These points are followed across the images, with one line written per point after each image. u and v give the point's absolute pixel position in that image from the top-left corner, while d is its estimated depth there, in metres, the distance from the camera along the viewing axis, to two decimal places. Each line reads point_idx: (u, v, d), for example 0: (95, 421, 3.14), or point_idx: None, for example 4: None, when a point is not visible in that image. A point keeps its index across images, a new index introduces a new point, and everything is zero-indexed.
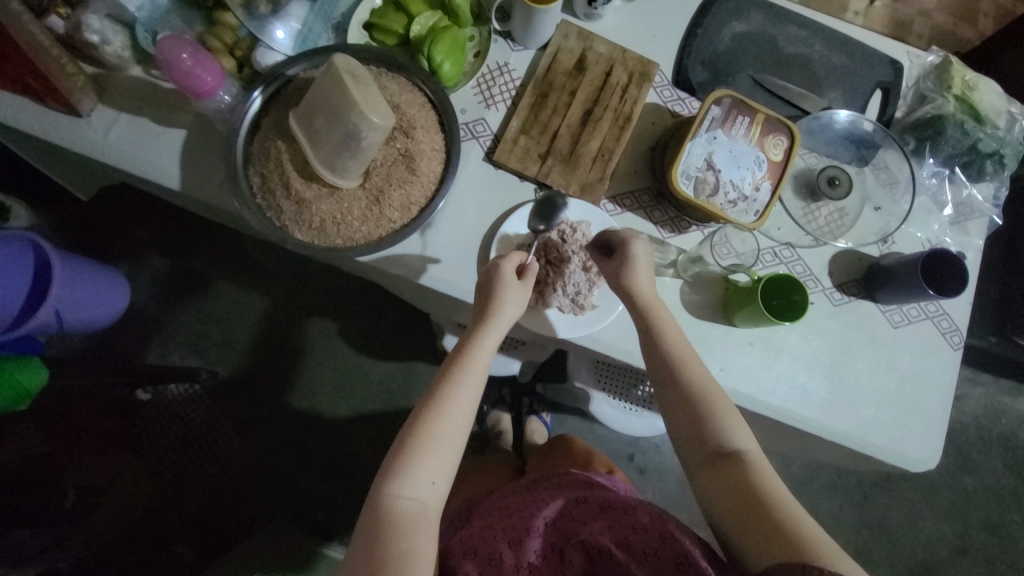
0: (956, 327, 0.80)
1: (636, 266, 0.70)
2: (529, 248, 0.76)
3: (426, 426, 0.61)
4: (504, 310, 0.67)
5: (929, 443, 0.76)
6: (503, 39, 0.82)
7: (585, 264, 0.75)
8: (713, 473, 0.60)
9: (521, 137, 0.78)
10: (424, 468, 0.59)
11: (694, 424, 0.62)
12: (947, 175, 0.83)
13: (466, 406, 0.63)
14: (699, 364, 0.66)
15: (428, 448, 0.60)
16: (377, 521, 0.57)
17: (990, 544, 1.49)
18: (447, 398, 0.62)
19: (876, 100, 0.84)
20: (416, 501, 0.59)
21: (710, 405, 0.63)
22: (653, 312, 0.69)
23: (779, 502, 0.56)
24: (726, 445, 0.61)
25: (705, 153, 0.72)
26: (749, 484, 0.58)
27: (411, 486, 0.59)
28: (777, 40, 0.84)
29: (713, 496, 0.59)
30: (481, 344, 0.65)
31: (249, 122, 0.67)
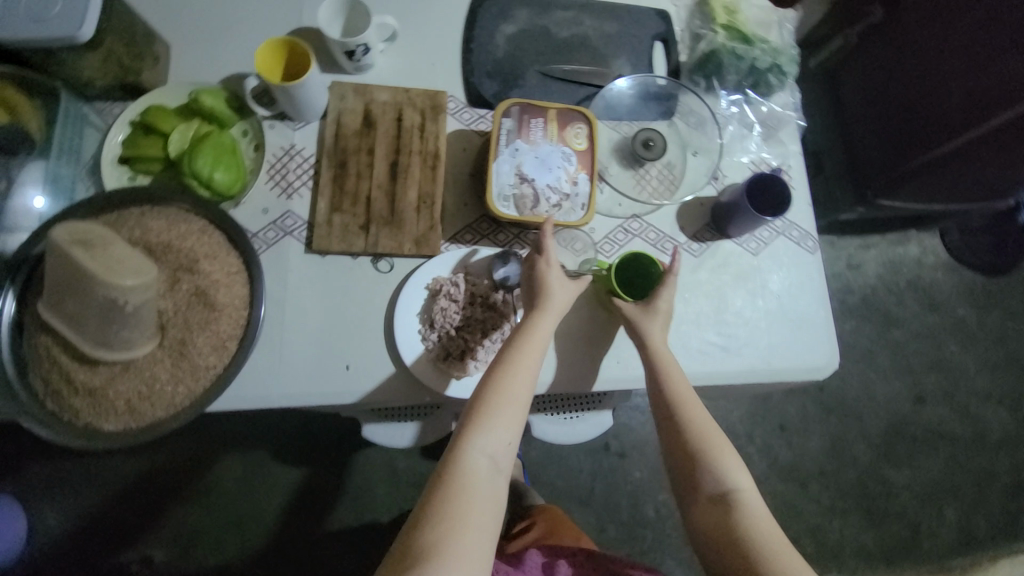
0: (806, 232, 0.83)
1: (657, 318, 0.70)
2: (433, 330, 0.72)
3: (502, 384, 0.61)
4: (563, 291, 0.67)
5: (824, 349, 0.79)
6: (279, 121, 0.76)
7: (494, 302, 0.73)
8: (709, 507, 0.62)
9: (334, 215, 0.73)
10: (499, 426, 0.59)
11: (693, 460, 0.64)
12: (744, 99, 0.86)
13: (536, 362, 0.63)
14: (691, 397, 0.66)
15: (500, 407, 0.60)
16: (447, 474, 0.56)
17: (938, 380, 1.61)
18: (518, 362, 0.62)
19: (660, 52, 0.87)
20: (488, 460, 0.58)
21: (707, 437, 0.64)
22: (659, 356, 0.68)
23: (770, 547, 0.57)
24: (723, 481, 0.62)
25: (514, 168, 0.69)
26: (740, 524, 0.59)
27: (485, 444, 0.58)
28: (549, 29, 0.84)
29: (701, 529, 0.62)
30: (543, 318, 0.65)
31: (8, 326, 0.57)
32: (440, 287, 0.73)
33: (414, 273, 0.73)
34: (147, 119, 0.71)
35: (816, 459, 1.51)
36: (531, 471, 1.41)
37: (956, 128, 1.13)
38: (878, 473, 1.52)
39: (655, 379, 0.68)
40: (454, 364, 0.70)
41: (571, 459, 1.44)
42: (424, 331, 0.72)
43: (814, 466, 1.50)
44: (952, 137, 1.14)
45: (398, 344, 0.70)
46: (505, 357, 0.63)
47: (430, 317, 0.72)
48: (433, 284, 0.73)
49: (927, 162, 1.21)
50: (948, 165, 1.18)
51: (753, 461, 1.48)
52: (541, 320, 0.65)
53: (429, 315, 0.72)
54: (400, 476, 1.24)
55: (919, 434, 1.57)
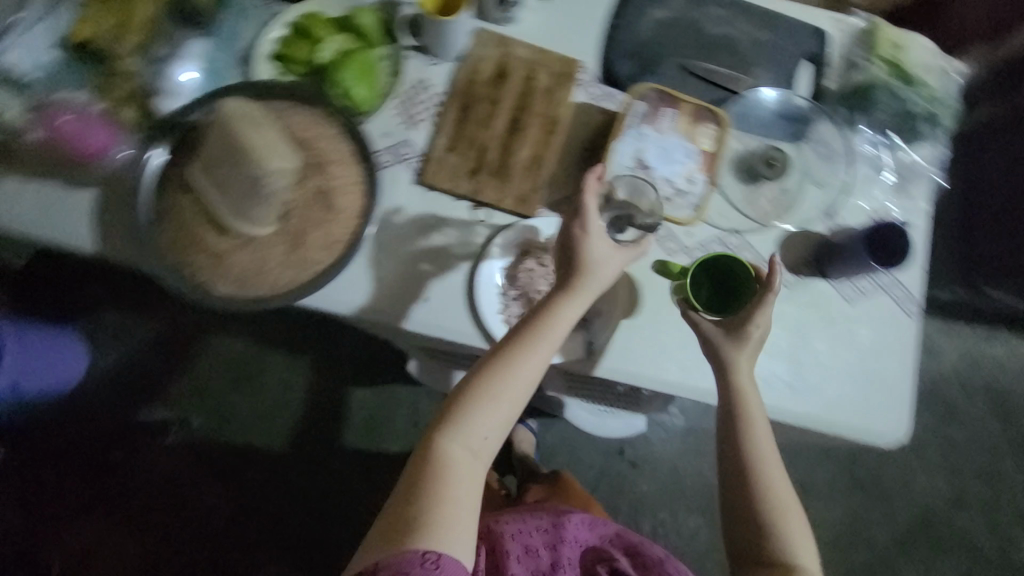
0: (909, 294, 0.79)
1: (746, 352, 0.66)
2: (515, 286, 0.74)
3: (494, 378, 0.59)
4: (590, 278, 0.61)
5: (895, 416, 0.76)
6: (419, 54, 0.79)
7: None
8: (766, 573, 0.60)
9: (449, 154, 0.76)
10: (484, 420, 0.58)
11: (762, 525, 0.62)
12: (885, 143, 0.81)
13: (538, 360, 0.60)
14: (760, 422, 0.65)
15: (490, 402, 0.58)
16: (426, 464, 0.56)
17: (985, 491, 1.51)
18: (517, 358, 0.59)
19: (807, 72, 0.83)
20: (470, 453, 0.57)
21: (779, 501, 0.63)
22: (746, 402, 0.65)
23: None
24: (784, 550, 0.61)
25: (635, 151, 0.70)
26: None
27: (467, 437, 0.57)
28: (700, 23, 0.82)
29: (737, 541, 0.63)
30: (558, 313, 0.60)
31: (152, 178, 0.62)
32: (531, 248, 0.75)
33: (508, 228, 0.75)
34: (306, 23, 0.75)
35: (829, 529, 1.45)
36: (542, 452, 1.44)
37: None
38: (890, 564, 1.45)
39: (739, 428, 0.64)
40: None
41: (583, 453, 1.45)
42: (504, 286, 0.74)
43: (825, 534, 1.45)
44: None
45: (476, 292, 0.73)
46: (513, 344, 0.60)
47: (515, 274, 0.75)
48: (524, 244, 0.75)
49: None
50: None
51: None
52: (567, 308, 0.60)
53: (513, 272, 0.75)
54: (423, 418, 1.30)
55: (947, 538, 1.48)
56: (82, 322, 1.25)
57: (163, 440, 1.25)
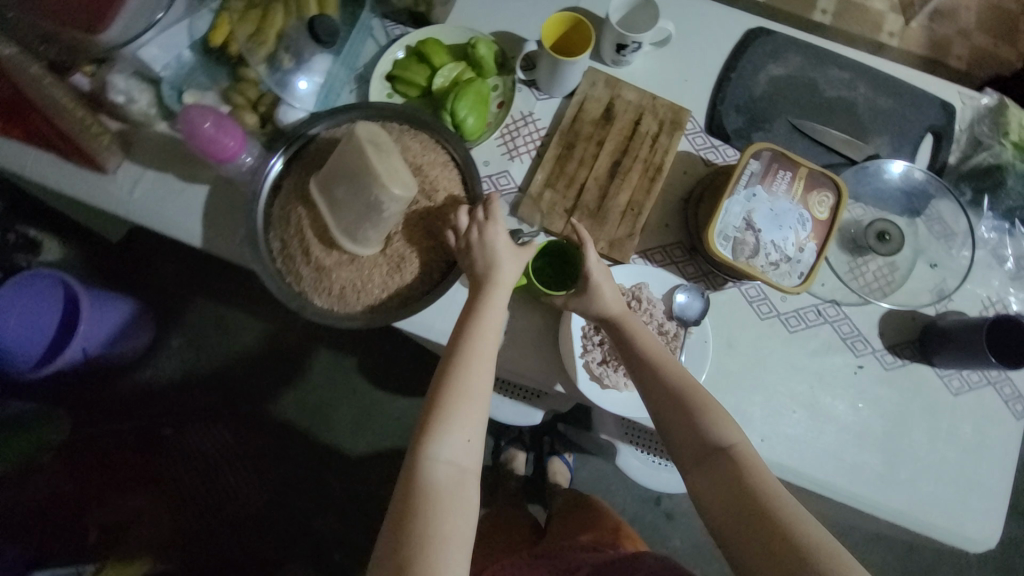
0: (1020, 394, 0.73)
1: (602, 281, 0.67)
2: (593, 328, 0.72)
3: (454, 383, 0.57)
4: (504, 269, 0.61)
5: (991, 524, 0.69)
6: (528, 88, 0.80)
7: (662, 324, 0.71)
8: (706, 473, 0.58)
9: (546, 190, 0.75)
10: (459, 426, 0.55)
11: (689, 430, 0.60)
12: (1007, 229, 0.76)
13: (486, 356, 0.59)
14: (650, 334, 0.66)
15: (461, 406, 0.56)
16: (413, 489, 0.53)
17: None
18: (466, 358, 0.58)
19: (927, 144, 0.79)
20: (455, 465, 0.54)
21: (688, 392, 0.61)
22: (625, 318, 0.66)
23: (776, 503, 0.54)
24: (713, 441, 0.59)
25: (744, 212, 0.67)
26: (739, 480, 0.56)
27: (446, 448, 0.54)
28: (817, 83, 0.80)
29: (708, 500, 0.57)
30: (489, 309, 0.60)
31: (269, 185, 0.65)
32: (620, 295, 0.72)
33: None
34: (425, 48, 0.77)
35: None
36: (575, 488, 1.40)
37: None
38: None
39: (627, 347, 0.65)
40: (607, 373, 0.70)
41: (617, 497, 1.40)
42: (587, 330, 0.72)
43: None
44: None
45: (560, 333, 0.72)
46: (460, 348, 0.58)
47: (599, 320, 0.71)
48: None
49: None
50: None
51: None
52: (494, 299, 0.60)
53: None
54: None
55: None
56: (145, 295, 1.29)
57: (212, 422, 1.26)
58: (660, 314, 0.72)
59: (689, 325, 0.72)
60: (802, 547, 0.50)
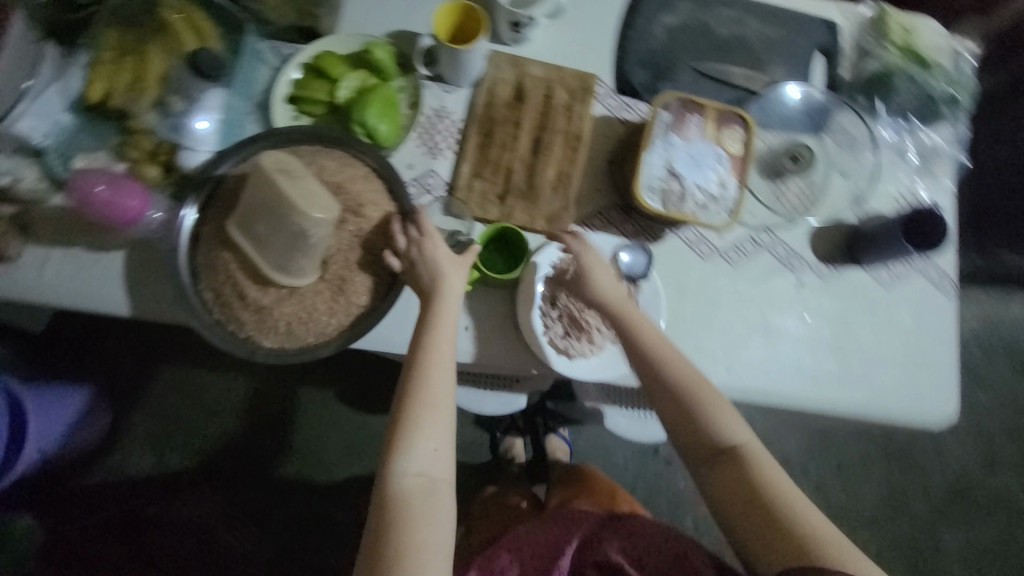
0: (945, 273, 0.79)
1: (597, 276, 0.70)
2: (552, 304, 0.73)
3: (412, 399, 0.58)
4: (449, 278, 0.61)
5: (941, 396, 0.76)
6: (435, 83, 0.78)
7: (614, 285, 0.74)
8: (716, 468, 0.64)
9: (475, 181, 0.75)
10: (422, 437, 0.57)
11: (698, 427, 0.65)
12: (905, 127, 0.81)
13: (443, 367, 0.59)
14: (654, 332, 0.68)
15: (421, 417, 0.57)
16: (384, 507, 0.55)
17: (1016, 452, 1.54)
18: (421, 372, 0.58)
19: (819, 64, 0.83)
20: (422, 476, 0.56)
21: (697, 393, 0.66)
22: (618, 309, 0.69)
23: (778, 494, 0.61)
24: (722, 439, 0.64)
25: (665, 162, 0.69)
26: (747, 475, 0.62)
27: (411, 462, 0.56)
28: (709, 25, 0.82)
29: (716, 491, 0.64)
30: (438, 318, 0.60)
31: (187, 238, 0.62)
32: (568, 268, 0.72)
33: (545, 247, 0.74)
34: (321, 62, 0.75)
35: (868, 505, 1.48)
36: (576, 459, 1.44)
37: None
38: (932, 532, 1.48)
39: (633, 352, 0.68)
40: (570, 344, 0.72)
41: (618, 456, 1.46)
42: (544, 306, 0.72)
43: (866, 512, 1.47)
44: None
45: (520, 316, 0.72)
46: (414, 363, 0.59)
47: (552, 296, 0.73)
48: (558, 265, 0.73)
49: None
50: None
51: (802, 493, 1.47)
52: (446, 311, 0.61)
53: (553, 292, 0.73)
54: None
55: (985, 501, 1.51)
56: (93, 381, 1.21)
57: (197, 489, 1.21)
58: (610, 276, 0.74)
59: (638, 281, 0.74)
60: (800, 535, 0.59)
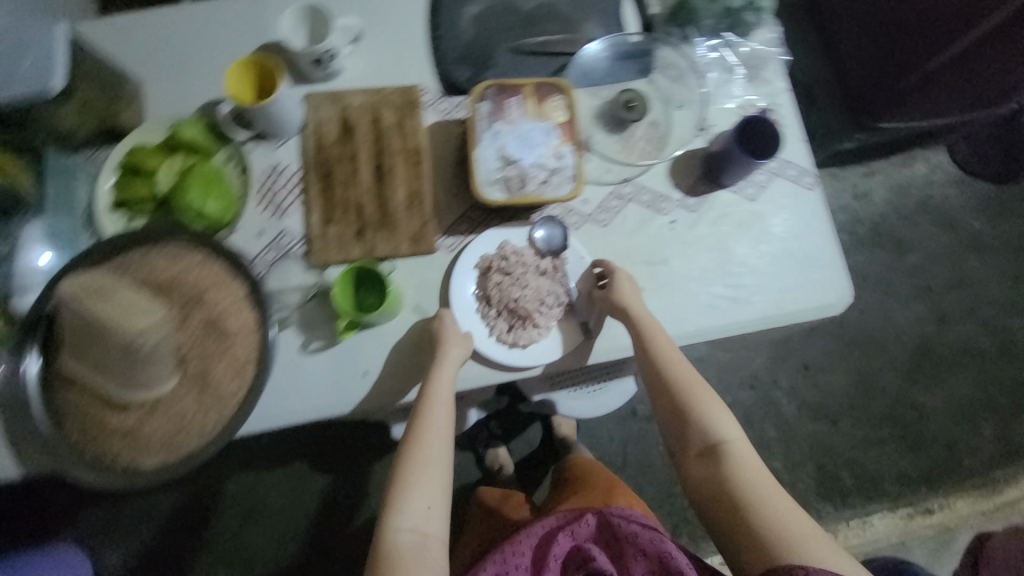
0: (803, 168, 0.81)
1: (624, 286, 0.72)
2: (489, 304, 0.74)
3: (410, 455, 0.65)
4: (450, 348, 0.69)
5: (835, 282, 0.78)
6: (260, 142, 0.76)
7: (543, 263, 0.76)
8: (700, 465, 0.67)
9: (329, 227, 0.74)
10: (417, 493, 0.63)
11: (688, 423, 0.69)
12: (723, 43, 0.83)
13: (441, 427, 0.67)
14: (666, 337, 0.71)
15: (413, 477, 0.64)
16: (379, 559, 0.60)
17: (962, 299, 1.61)
18: (425, 428, 0.66)
19: (630, 6, 0.84)
20: (416, 533, 0.62)
21: (689, 393, 0.70)
22: (648, 325, 0.70)
23: (758, 497, 0.63)
24: (712, 439, 0.67)
25: (497, 151, 0.69)
26: (731, 474, 0.64)
27: (406, 519, 0.62)
28: (513, 3, 0.82)
29: (699, 489, 0.66)
30: (434, 379, 0.67)
31: (38, 385, 0.58)
32: (490, 263, 0.74)
33: (462, 253, 0.75)
34: (135, 160, 0.72)
35: (842, 394, 1.53)
36: None
37: (937, 40, 1.09)
38: (909, 398, 1.54)
39: (644, 351, 0.71)
40: (521, 334, 0.73)
41: (600, 428, 1.48)
42: (481, 308, 0.74)
43: (841, 401, 1.53)
44: (946, 46, 1.08)
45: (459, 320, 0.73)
46: (417, 419, 0.67)
47: (485, 295, 0.74)
48: (482, 262, 0.75)
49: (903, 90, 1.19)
50: (935, 81, 1.14)
51: (779, 403, 1.52)
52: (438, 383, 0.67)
53: (485, 291, 0.74)
54: None
55: (947, 354, 1.57)
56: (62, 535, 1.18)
57: None
58: (534, 257, 0.75)
59: (561, 253, 0.76)
60: (772, 538, 0.59)
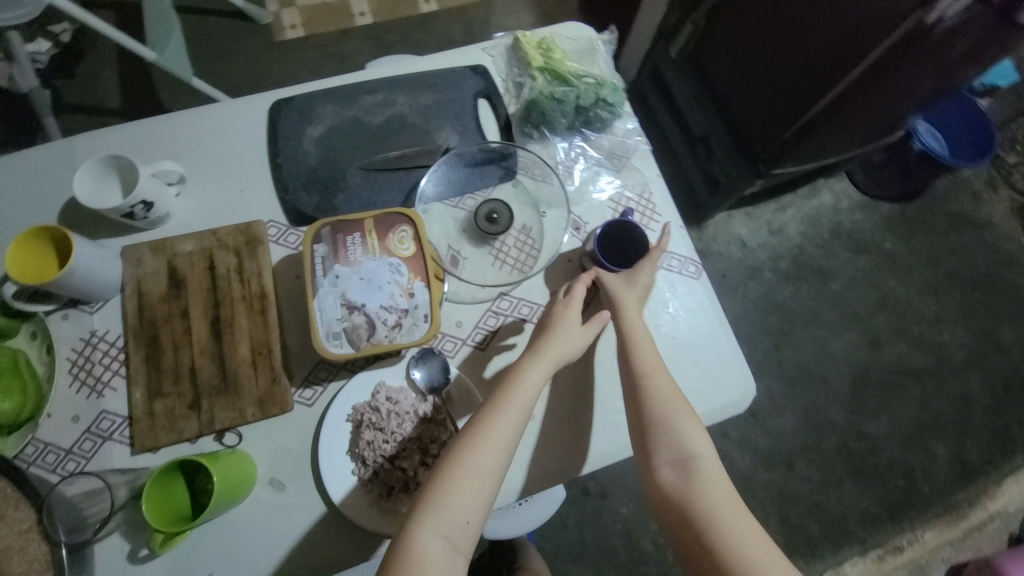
0: (685, 257, 0.77)
1: (614, 289, 0.69)
2: (365, 465, 0.63)
3: (452, 462, 0.57)
4: (559, 341, 0.65)
5: (736, 375, 0.73)
6: (72, 310, 0.66)
7: (422, 406, 0.65)
8: (669, 477, 0.60)
9: (158, 401, 0.63)
10: (446, 511, 0.55)
11: (662, 434, 0.62)
12: (585, 138, 0.80)
13: (498, 439, 0.59)
14: (649, 344, 0.66)
15: (439, 495, 0.56)
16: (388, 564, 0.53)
17: (889, 319, 1.63)
18: (481, 436, 0.58)
19: (486, 109, 0.81)
20: (431, 556, 0.53)
21: (669, 405, 0.63)
22: (633, 330, 0.67)
23: (721, 520, 0.57)
24: (684, 451, 0.61)
25: (339, 298, 0.62)
26: (699, 493, 0.58)
27: (429, 533, 0.54)
28: (360, 119, 0.77)
29: (661, 503, 0.60)
30: (525, 374, 0.62)
31: None
32: (360, 416, 0.64)
33: (330, 408, 0.65)
34: None
35: (792, 435, 1.50)
36: None
37: (829, 73, 0.99)
38: (856, 430, 1.51)
39: (626, 354, 0.66)
40: (400, 501, 0.62)
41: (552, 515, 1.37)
42: (357, 471, 0.63)
43: (793, 443, 1.49)
44: (836, 78, 0.98)
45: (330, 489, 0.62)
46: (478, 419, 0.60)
47: (360, 455, 0.63)
48: (354, 414, 0.65)
49: (804, 126, 1.08)
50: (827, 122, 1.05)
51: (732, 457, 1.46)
52: (493, 426, 0.59)
53: (358, 452, 0.63)
54: None
55: (886, 378, 1.57)
56: None
57: None
58: (410, 401, 0.65)
59: (442, 389, 0.67)
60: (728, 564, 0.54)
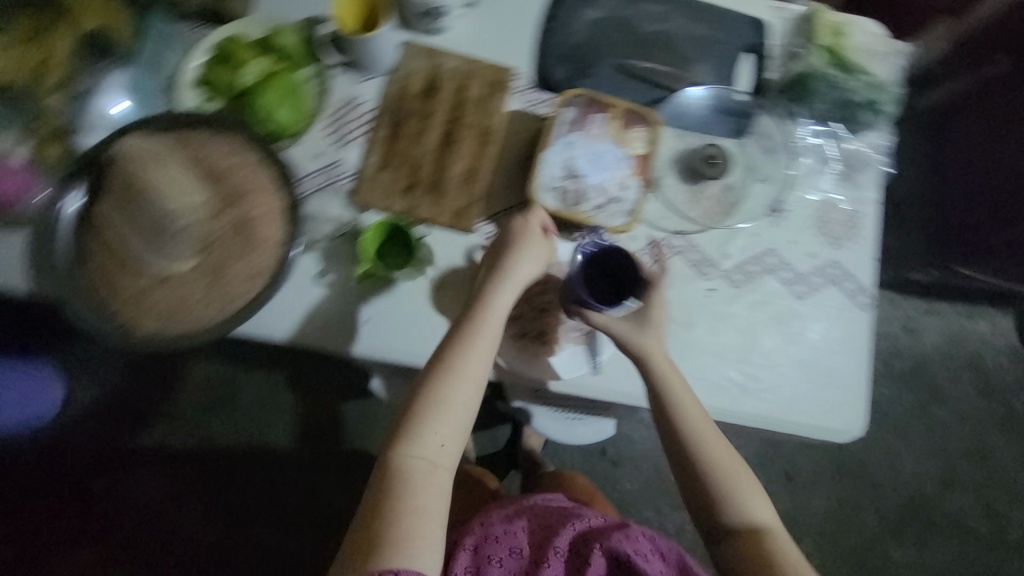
0: (861, 286, 0.77)
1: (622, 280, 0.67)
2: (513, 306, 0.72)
3: (435, 393, 0.59)
4: (522, 266, 0.65)
5: (852, 410, 0.74)
6: (348, 70, 0.77)
7: None
8: (728, 522, 0.61)
9: (383, 172, 0.74)
10: (433, 430, 0.58)
11: (711, 475, 0.62)
12: (829, 133, 0.80)
13: (477, 376, 0.61)
14: (676, 379, 0.65)
15: (436, 415, 0.59)
16: (389, 481, 0.57)
17: (976, 470, 1.52)
18: (456, 365, 0.60)
19: (748, 64, 0.81)
20: (427, 461, 0.58)
21: (706, 442, 0.62)
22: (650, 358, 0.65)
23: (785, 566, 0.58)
24: (738, 498, 0.61)
25: (566, 160, 0.71)
26: (759, 540, 0.59)
27: (421, 446, 0.58)
28: (634, 21, 0.80)
29: (724, 549, 0.61)
30: (493, 307, 0.63)
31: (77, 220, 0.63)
32: None
33: None
34: (226, 47, 0.73)
35: (817, 516, 1.47)
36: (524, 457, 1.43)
37: None
38: (880, 546, 1.47)
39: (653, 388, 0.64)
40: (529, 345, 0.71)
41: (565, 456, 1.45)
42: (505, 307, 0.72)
43: (813, 522, 1.46)
44: None
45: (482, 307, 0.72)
46: (445, 356, 0.61)
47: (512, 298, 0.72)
48: None
49: None
50: None
51: None
52: (471, 355, 0.61)
53: None
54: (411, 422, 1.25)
55: (939, 520, 1.49)
56: None
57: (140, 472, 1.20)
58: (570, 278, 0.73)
59: None
60: None
